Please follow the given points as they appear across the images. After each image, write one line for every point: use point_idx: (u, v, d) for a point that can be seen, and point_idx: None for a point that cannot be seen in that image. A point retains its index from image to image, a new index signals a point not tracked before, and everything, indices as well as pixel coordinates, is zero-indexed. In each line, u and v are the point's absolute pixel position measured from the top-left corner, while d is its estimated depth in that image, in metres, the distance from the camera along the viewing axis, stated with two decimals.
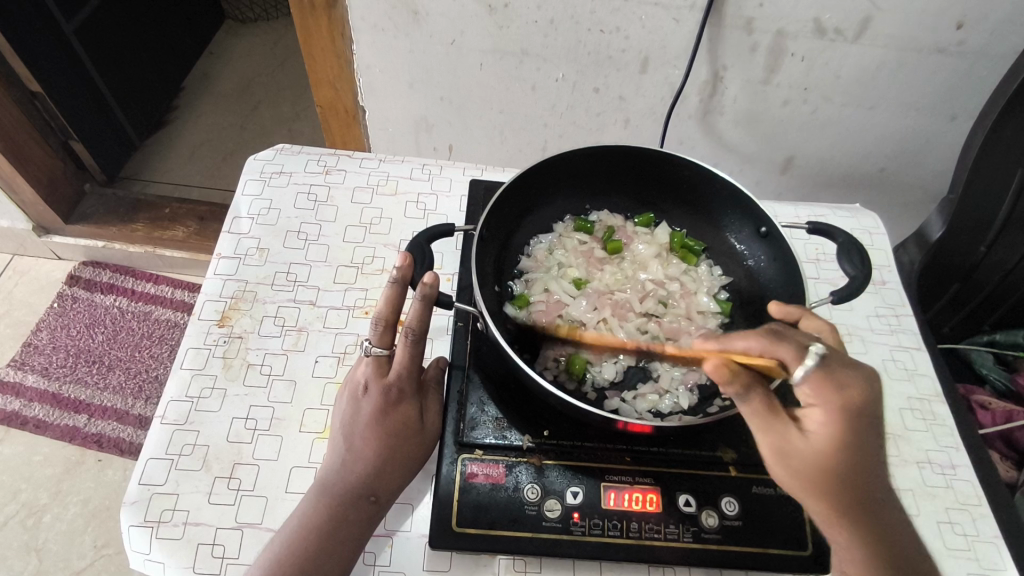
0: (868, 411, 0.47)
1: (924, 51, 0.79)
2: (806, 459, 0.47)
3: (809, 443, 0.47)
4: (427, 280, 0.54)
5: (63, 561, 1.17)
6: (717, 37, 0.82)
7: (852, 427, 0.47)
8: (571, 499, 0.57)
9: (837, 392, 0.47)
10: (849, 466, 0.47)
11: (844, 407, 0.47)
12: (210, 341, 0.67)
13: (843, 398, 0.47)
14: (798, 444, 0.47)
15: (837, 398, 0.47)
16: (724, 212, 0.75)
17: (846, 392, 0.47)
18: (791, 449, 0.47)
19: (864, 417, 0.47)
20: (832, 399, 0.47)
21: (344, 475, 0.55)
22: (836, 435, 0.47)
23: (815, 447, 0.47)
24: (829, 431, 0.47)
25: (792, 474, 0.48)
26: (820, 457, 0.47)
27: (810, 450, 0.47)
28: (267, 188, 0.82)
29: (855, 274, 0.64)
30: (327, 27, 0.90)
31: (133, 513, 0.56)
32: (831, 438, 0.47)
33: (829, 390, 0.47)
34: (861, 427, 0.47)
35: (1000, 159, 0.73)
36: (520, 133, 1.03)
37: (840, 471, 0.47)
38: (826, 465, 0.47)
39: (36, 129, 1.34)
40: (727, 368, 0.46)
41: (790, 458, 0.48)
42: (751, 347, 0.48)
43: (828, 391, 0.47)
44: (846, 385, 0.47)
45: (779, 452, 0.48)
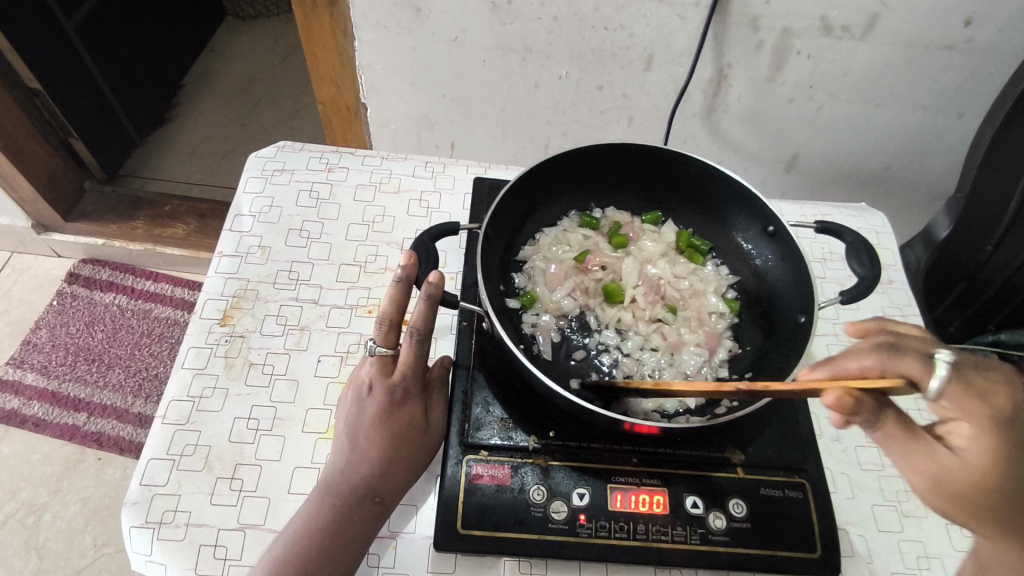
0: (1023, 419, 0.43)
1: (932, 49, 0.78)
2: (963, 483, 0.44)
3: (963, 463, 0.44)
4: (432, 280, 0.53)
5: (63, 559, 1.16)
6: (723, 35, 0.81)
7: (1009, 442, 0.43)
8: (577, 500, 0.56)
9: (982, 404, 0.42)
10: (1014, 482, 0.43)
11: (993, 424, 0.42)
12: (211, 340, 0.67)
13: (991, 411, 0.42)
14: (953, 466, 0.44)
15: (982, 410, 0.42)
16: (731, 211, 0.74)
17: (992, 403, 0.42)
18: (941, 472, 0.44)
19: (1019, 428, 0.43)
20: (977, 411, 0.43)
21: (349, 476, 0.54)
22: (988, 455, 0.43)
23: (969, 469, 0.44)
24: (982, 451, 0.43)
25: (952, 499, 0.45)
26: (976, 477, 0.44)
27: (963, 471, 0.44)
28: (268, 185, 0.81)
29: (863, 275, 0.64)
30: (329, 24, 0.89)
31: (134, 514, 0.56)
32: (985, 459, 0.43)
33: (972, 402, 0.42)
34: (1019, 439, 0.43)
35: (1009, 157, 0.72)
36: (523, 131, 1.03)
37: (1002, 489, 0.43)
38: (982, 483, 0.44)
39: (35, 126, 1.33)
40: (851, 399, 0.42)
41: (945, 482, 0.44)
42: (869, 368, 0.43)
43: (969, 401, 0.42)
44: (988, 395, 0.43)
45: (933, 479, 0.45)
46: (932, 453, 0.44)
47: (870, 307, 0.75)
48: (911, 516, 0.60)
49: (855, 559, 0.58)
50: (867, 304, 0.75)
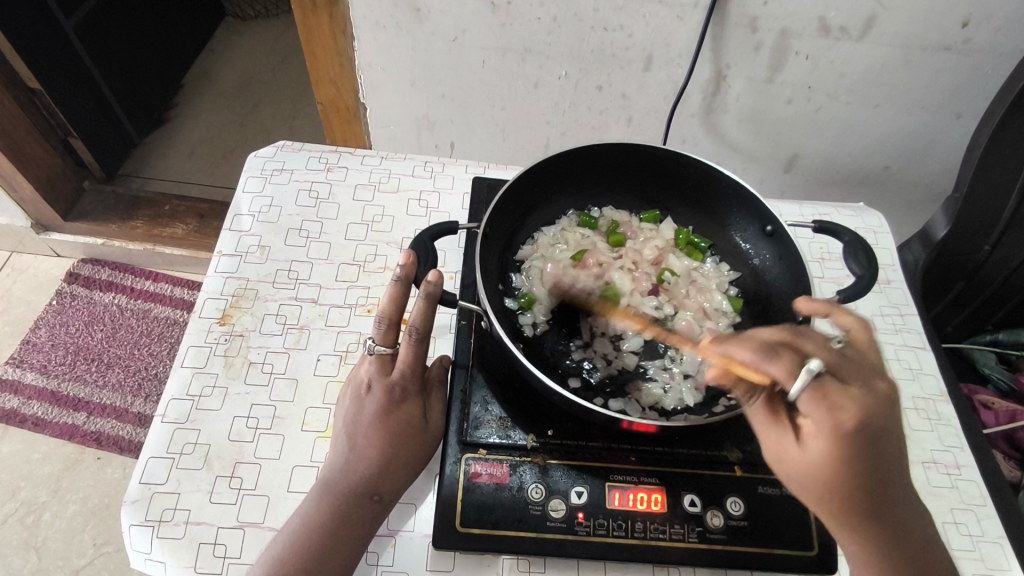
0: (865, 432, 0.46)
1: (929, 49, 0.79)
2: (799, 469, 0.48)
3: (804, 455, 0.48)
4: (432, 279, 0.54)
5: (62, 559, 1.16)
6: (721, 35, 0.82)
7: (845, 447, 0.46)
8: (575, 499, 0.56)
9: (828, 413, 0.46)
10: (848, 481, 0.47)
11: (836, 430, 0.46)
12: (211, 339, 0.67)
13: (836, 420, 0.46)
14: (793, 454, 0.49)
15: (829, 417, 0.47)
16: (730, 210, 0.74)
17: (838, 414, 0.46)
18: (785, 456, 0.49)
19: (863, 436, 0.46)
20: (824, 417, 0.47)
21: (348, 474, 0.55)
22: (826, 452, 0.47)
23: (807, 459, 0.48)
24: (822, 448, 0.47)
25: (792, 482, 0.50)
26: (812, 468, 0.48)
27: (803, 461, 0.48)
28: (268, 185, 0.81)
29: (861, 275, 0.64)
30: (329, 24, 0.90)
31: (134, 512, 0.56)
32: (822, 455, 0.47)
33: (820, 409, 0.47)
34: (860, 445, 0.46)
35: (1007, 157, 0.73)
36: (522, 131, 1.03)
37: (839, 485, 0.47)
38: (823, 478, 0.47)
39: (35, 126, 1.34)
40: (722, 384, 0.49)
41: (785, 466, 0.50)
42: (746, 360, 0.47)
43: (819, 409, 0.47)
44: (840, 406, 0.47)
45: (778, 458, 0.50)
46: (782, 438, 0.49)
47: (868, 307, 0.75)
48: None
49: None
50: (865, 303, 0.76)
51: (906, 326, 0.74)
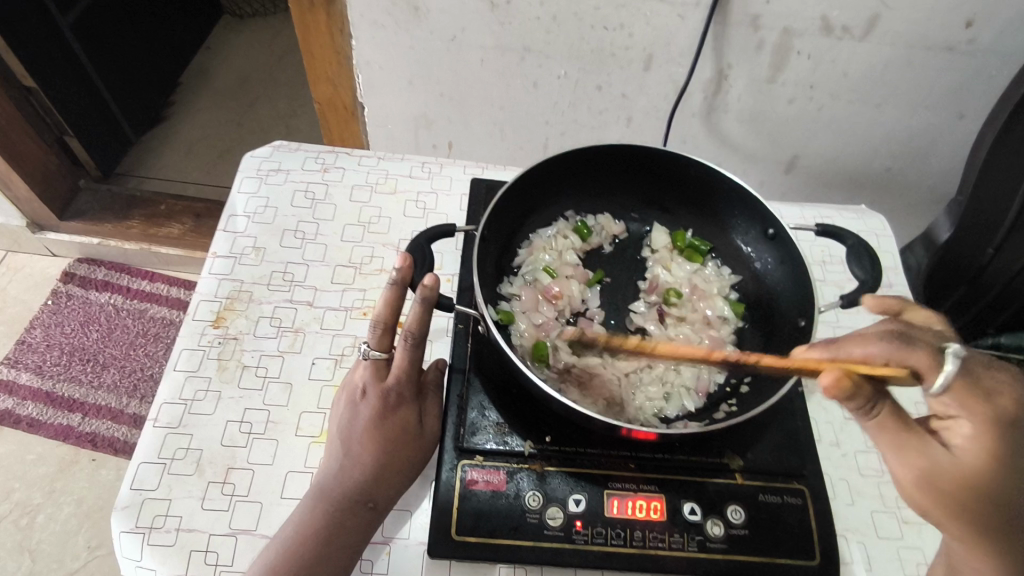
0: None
1: (933, 50, 0.78)
2: (951, 479, 0.44)
3: (955, 460, 0.45)
4: (428, 282, 0.53)
5: (56, 561, 1.15)
6: (722, 35, 0.81)
7: (1007, 443, 0.43)
8: (573, 507, 0.56)
9: (987, 403, 0.43)
10: (1001, 485, 0.44)
11: (994, 422, 0.43)
12: (204, 342, 0.66)
13: (994, 412, 0.43)
14: (943, 463, 0.45)
15: (985, 409, 0.43)
16: (731, 213, 0.73)
17: (995, 405, 0.43)
18: (927, 465, 0.45)
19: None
20: (979, 410, 0.44)
21: (342, 481, 0.54)
22: (985, 452, 0.44)
23: (959, 467, 0.44)
24: (979, 446, 0.44)
25: (935, 495, 0.45)
26: (968, 475, 0.44)
27: (953, 469, 0.44)
28: (263, 185, 0.80)
29: (864, 279, 0.63)
30: (326, 22, 0.89)
31: (124, 518, 0.55)
32: (981, 457, 0.44)
33: (975, 402, 0.44)
34: (1020, 444, 0.43)
35: (1011, 159, 0.72)
36: (521, 131, 1.02)
37: (995, 491, 0.44)
38: (971, 480, 0.44)
39: (30, 124, 1.32)
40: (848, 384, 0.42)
41: (921, 475, 0.45)
42: (873, 355, 0.43)
43: (975, 403, 0.43)
44: (995, 397, 0.44)
45: (919, 471, 0.45)
46: (921, 447, 0.45)
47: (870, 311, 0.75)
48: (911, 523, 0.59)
49: (854, 566, 0.57)
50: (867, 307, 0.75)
51: None
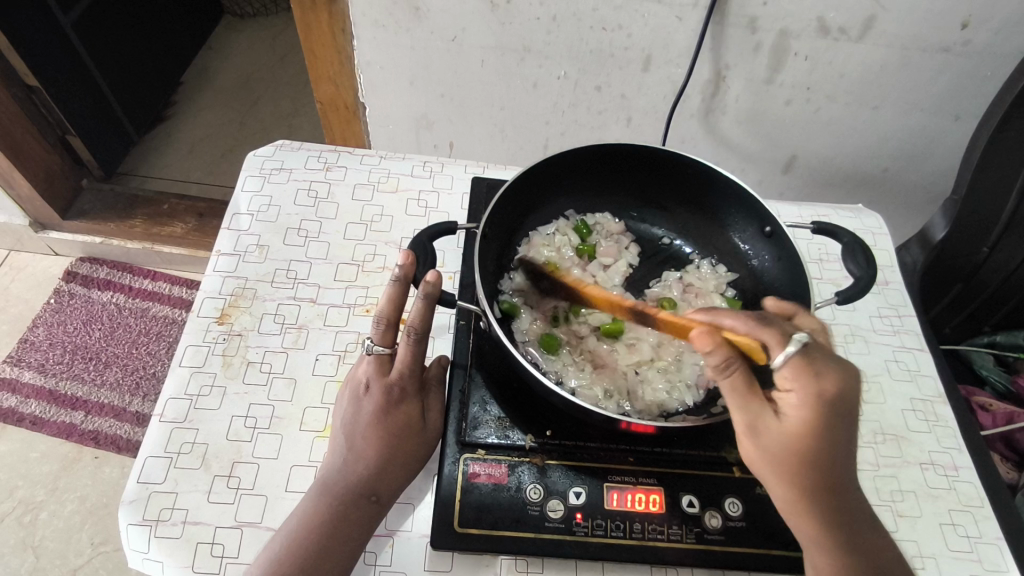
0: (843, 403, 0.46)
1: (928, 50, 0.79)
2: (781, 443, 0.47)
3: (782, 425, 0.47)
4: (431, 279, 0.54)
5: (59, 558, 1.16)
6: (720, 36, 0.82)
7: (828, 415, 0.46)
8: (573, 499, 0.56)
9: (815, 380, 0.46)
10: (820, 453, 0.47)
11: (821, 398, 0.46)
12: (209, 339, 0.67)
13: (820, 388, 0.46)
14: (772, 426, 0.47)
15: (814, 385, 0.46)
16: (729, 211, 0.74)
17: (824, 382, 0.46)
18: (764, 434, 0.47)
19: (841, 408, 0.46)
20: (809, 384, 0.46)
21: (347, 474, 0.55)
22: (807, 422, 0.46)
23: (785, 432, 0.47)
24: (806, 416, 0.46)
25: (766, 454, 0.48)
26: (794, 440, 0.47)
27: (779, 434, 0.47)
28: (267, 184, 0.81)
29: (859, 275, 0.64)
30: (328, 22, 0.90)
31: (132, 511, 0.56)
32: (804, 425, 0.46)
33: (807, 376, 0.46)
34: (836, 415, 0.46)
35: (1004, 159, 0.73)
36: (521, 131, 1.03)
37: (816, 456, 0.47)
38: (797, 448, 0.47)
39: (33, 124, 1.33)
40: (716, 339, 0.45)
41: (757, 438, 0.47)
42: (739, 325, 0.47)
43: (808, 376, 0.46)
44: (824, 375, 0.46)
45: (752, 432, 0.47)
46: (763, 414, 0.47)
47: (866, 308, 0.76)
48: (904, 516, 0.61)
49: None
50: (864, 304, 0.76)
51: (904, 327, 0.74)
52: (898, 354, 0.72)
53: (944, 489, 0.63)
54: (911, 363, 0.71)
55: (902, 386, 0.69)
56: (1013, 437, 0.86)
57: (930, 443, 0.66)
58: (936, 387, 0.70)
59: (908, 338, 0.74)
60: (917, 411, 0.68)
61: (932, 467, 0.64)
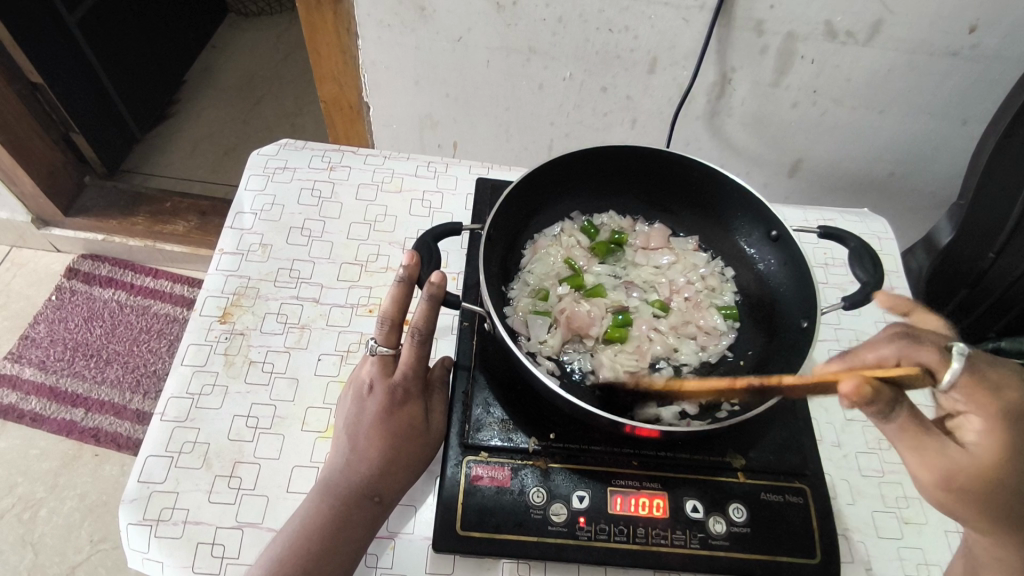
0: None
1: (936, 54, 0.78)
2: (972, 477, 0.47)
3: (969, 454, 0.47)
4: (435, 280, 0.53)
5: (58, 555, 1.16)
6: (727, 39, 0.81)
7: (1014, 431, 0.46)
8: (576, 503, 0.56)
9: (992, 397, 0.47)
10: (1015, 482, 0.46)
11: (999, 416, 0.47)
12: (211, 338, 0.67)
13: (999, 404, 0.47)
14: (959, 457, 0.47)
15: (992, 403, 0.47)
16: (733, 214, 0.74)
17: (1000, 398, 0.47)
18: (948, 466, 0.47)
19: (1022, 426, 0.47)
20: (986, 404, 0.47)
21: (350, 475, 0.54)
22: (996, 445, 0.46)
23: (977, 461, 0.47)
24: (991, 441, 0.47)
25: (954, 493, 0.47)
26: (983, 466, 0.46)
27: (968, 461, 0.47)
28: (270, 183, 0.81)
29: (866, 281, 0.64)
30: (333, 21, 0.89)
31: (132, 510, 0.56)
32: (993, 449, 0.46)
33: (983, 395, 0.47)
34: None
35: (1014, 163, 0.72)
36: (526, 132, 1.02)
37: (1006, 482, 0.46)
38: (988, 476, 0.46)
39: (36, 120, 1.33)
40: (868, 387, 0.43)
41: (948, 474, 0.47)
42: (886, 358, 0.49)
43: (980, 394, 0.47)
44: (1004, 391, 0.47)
45: (941, 470, 0.47)
46: (949, 447, 0.47)
47: (872, 312, 0.75)
48: (910, 523, 0.60)
49: (854, 565, 0.57)
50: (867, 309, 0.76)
51: None
52: None
53: None
54: None
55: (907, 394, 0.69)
56: None
57: None
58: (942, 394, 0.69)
59: None
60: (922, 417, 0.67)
61: None
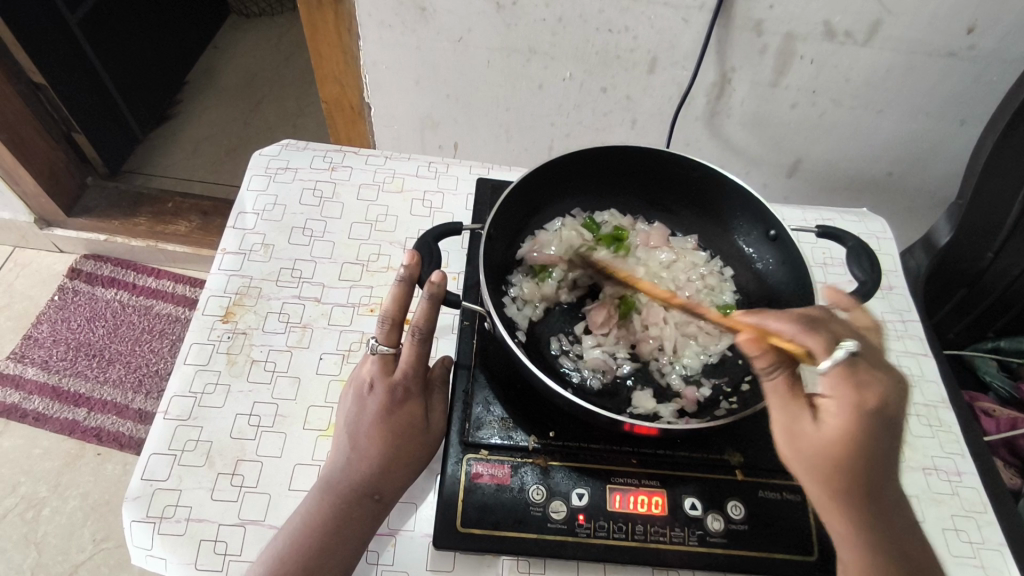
0: (887, 415, 0.46)
1: (934, 54, 0.79)
2: (818, 448, 0.46)
3: (819, 432, 0.46)
4: (435, 279, 0.54)
5: (61, 554, 1.16)
6: (726, 39, 0.82)
7: (866, 426, 0.45)
8: (576, 501, 0.57)
9: (855, 392, 0.45)
10: (858, 468, 0.46)
11: (859, 409, 0.45)
12: (214, 337, 0.67)
13: (861, 400, 0.45)
14: (810, 432, 0.47)
15: (853, 396, 0.45)
16: (732, 214, 0.74)
17: (864, 395, 0.45)
18: (798, 434, 0.48)
19: (881, 420, 0.45)
20: (848, 395, 0.46)
21: (351, 472, 0.55)
22: (847, 429, 0.45)
23: (823, 437, 0.46)
24: (844, 426, 0.45)
25: (801, 459, 0.48)
26: (831, 448, 0.46)
27: (818, 438, 0.46)
28: (272, 183, 0.81)
29: (865, 280, 0.64)
30: (334, 22, 0.90)
31: (135, 508, 0.56)
32: (842, 432, 0.46)
33: (848, 387, 0.46)
34: (879, 428, 0.46)
35: (1011, 162, 0.72)
36: (526, 132, 1.03)
37: (850, 463, 0.46)
38: (834, 455, 0.46)
39: (38, 120, 1.33)
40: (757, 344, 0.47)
41: (798, 442, 0.48)
42: (784, 330, 0.48)
43: (846, 386, 0.46)
44: (864, 388, 0.46)
45: (789, 435, 0.48)
46: (801, 416, 0.47)
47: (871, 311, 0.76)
48: None
49: None
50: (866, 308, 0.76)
51: (908, 332, 0.74)
52: (902, 358, 0.72)
53: (948, 495, 0.62)
54: (915, 368, 0.71)
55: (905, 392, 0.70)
56: (1016, 444, 0.85)
57: (933, 448, 0.66)
58: (941, 393, 0.70)
59: (911, 343, 0.74)
60: (920, 415, 0.68)
61: (934, 472, 0.64)
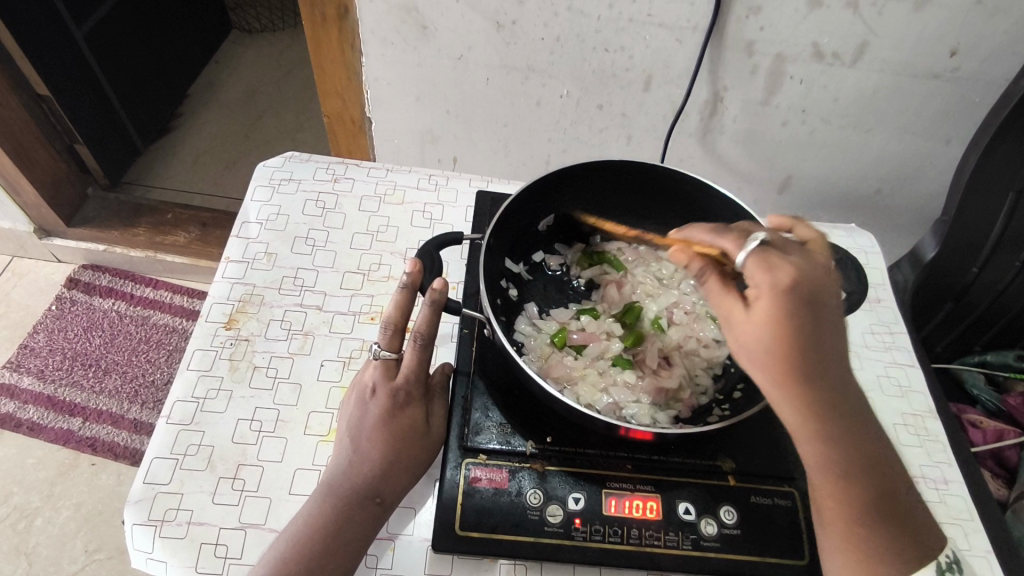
0: (811, 298, 0.45)
1: (918, 76, 0.82)
2: (756, 338, 0.46)
3: (749, 317, 0.46)
4: (437, 286, 0.56)
5: (52, 565, 1.16)
6: (718, 60, 0.85)
7: (791, 306, 0.45)
8: (572, 505, 0.58)
9: (768, 274, 0.46)
10: (807, 359, 0.45)
11: (777, 289, 0.45)
12: (217, 343, 0.68)
13: (776, 282, 0.45)
14: (740, 318, 0.47)
15: (768, 281, 0.45)
16: (725, 227, 0.76)
17: (778, 276, 0.45)
18: (737, 329, 0.47)
19: (805, 299, 0.45)
20: (765, 281, 0.46)
21: (351, 475, 0.56)
22: (770, 312, 0.45)
23: (754, 322, 0.46)
24: (766, 309, 0.45)
25: (747, 354, 0.47)
26: (760, 332, 0.46)
27: (749, 325, 0.46)
28: (275, 194, 0.83)
29: (853, 292, 0.66)
30: (338, 38, 0.92)
31: (137, 511, 0.57)
32: (766, 314, 0.45)
33: (761, 271, 0.46)
34: (802, 307, 0.45)
35: (994, 180, 0.75)
36: (524, 148, 1.05)
37: (795, 351, 0.45)
38: (770, 340, 0.45)
39: (41, 131, 1.35)
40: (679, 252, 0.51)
41: (733, 332, 0.48)
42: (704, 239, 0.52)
43: (761, 272, 0.46)
44: (779, 269, 0.46)
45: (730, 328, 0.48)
46: (733, 307, 0.48)
47: (859, 324, 0.78)
48: None
49: None
50: (855, 321, 0.78)
51: (895, 344, 0.77)
52: (890, 369, 0.74)
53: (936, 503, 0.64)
54: (903, 379, 0.74)
55: (893, 401, 0.71)
56: (1003, 455, 0.87)
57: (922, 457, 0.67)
58: (927, 403, 0.72)
59: (899, 355, 0.76)
60: (909, 426, 0.70)
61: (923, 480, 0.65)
